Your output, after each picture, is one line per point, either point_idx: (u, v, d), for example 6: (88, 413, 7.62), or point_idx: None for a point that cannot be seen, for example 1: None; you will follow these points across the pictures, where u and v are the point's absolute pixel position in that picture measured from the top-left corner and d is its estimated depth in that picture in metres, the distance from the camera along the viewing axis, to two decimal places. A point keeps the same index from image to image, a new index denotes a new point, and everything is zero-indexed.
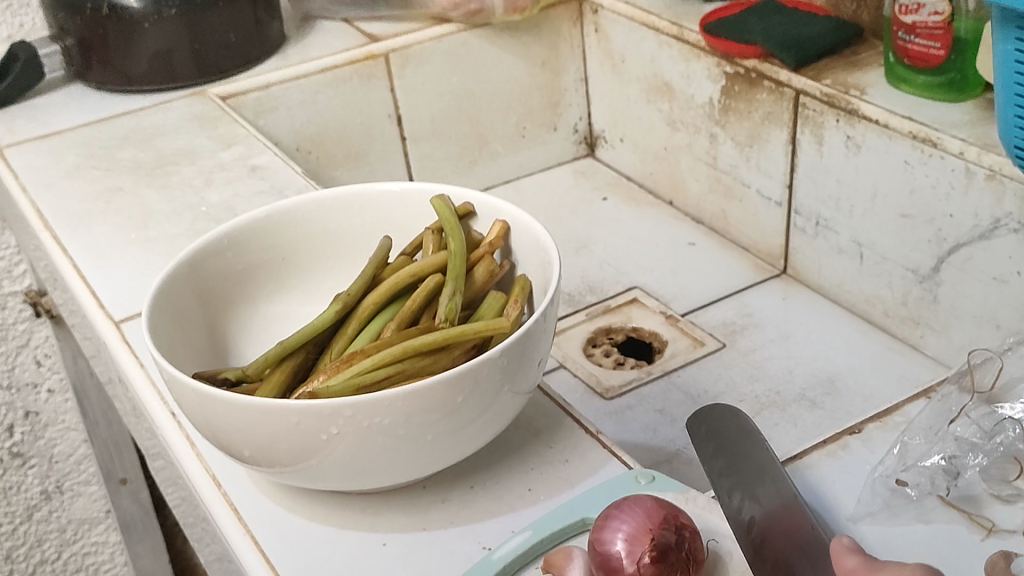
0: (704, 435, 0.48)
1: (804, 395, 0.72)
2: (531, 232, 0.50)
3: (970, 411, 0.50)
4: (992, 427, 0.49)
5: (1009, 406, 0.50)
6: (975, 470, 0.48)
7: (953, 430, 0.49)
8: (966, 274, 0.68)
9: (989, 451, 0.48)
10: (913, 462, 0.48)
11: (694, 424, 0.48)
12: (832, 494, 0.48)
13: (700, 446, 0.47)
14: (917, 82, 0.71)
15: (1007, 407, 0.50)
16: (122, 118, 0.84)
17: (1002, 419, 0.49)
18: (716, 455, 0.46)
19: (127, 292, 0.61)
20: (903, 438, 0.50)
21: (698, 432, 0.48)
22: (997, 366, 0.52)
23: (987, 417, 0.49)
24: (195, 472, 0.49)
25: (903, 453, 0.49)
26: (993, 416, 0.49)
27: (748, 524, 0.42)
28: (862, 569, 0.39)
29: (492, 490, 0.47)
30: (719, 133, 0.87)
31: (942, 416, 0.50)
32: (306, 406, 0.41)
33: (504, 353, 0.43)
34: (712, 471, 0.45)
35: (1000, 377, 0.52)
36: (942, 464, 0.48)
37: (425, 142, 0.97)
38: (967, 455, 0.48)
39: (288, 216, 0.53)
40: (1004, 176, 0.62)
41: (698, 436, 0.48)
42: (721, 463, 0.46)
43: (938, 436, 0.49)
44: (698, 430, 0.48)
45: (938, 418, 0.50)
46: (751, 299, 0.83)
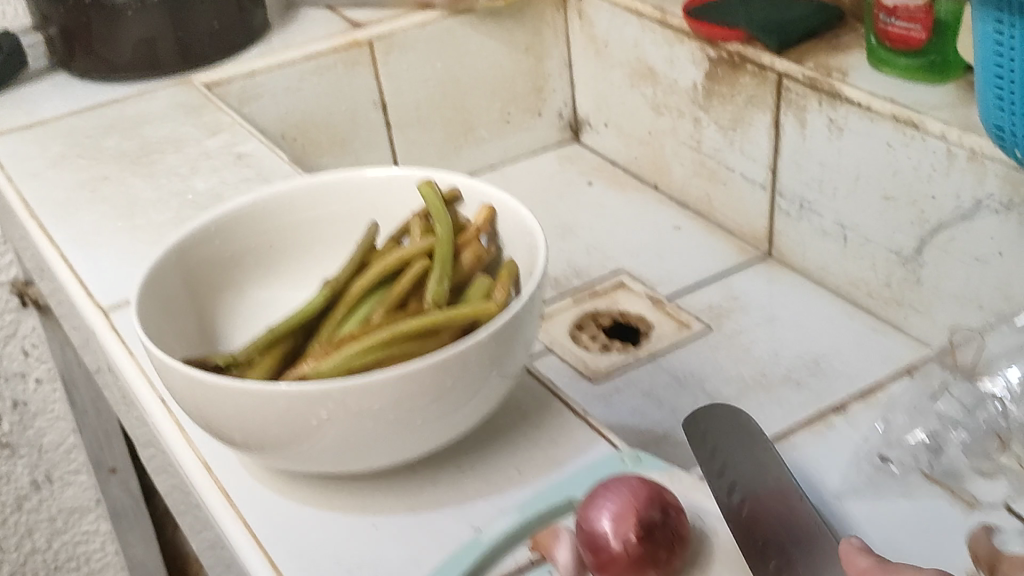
0: (704, 433, 0.47)
1: (789, 375, 0.72)
2: (518, 216, 0.50)
3: (953, 390, 0.52)
4: (973, 404, 0.50)
5: (990, 380, 0.51)
6: (957, 446, 0.49)
7: (936, 408, 0.51)
8: (948, 254, 0.69)
9: (971, 427, 0.50)
10: (897, 440, 0.50)
11: (694, 421, 0.48)
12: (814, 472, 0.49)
13: (695, 442, 0.47)
14: (898, 65, 0.71)
15: (987, 382, 0.51)
16: (106, 107, 0.83)
17: (983, 395, 0.51)
18: (716, 455, 0.46)
19: (116, 280, 0.61)
20: (887, 418, 0.52)
21: (694, 427, 0.48)
22: (978, 342, 0.53)
23: (969, 394, 0.51)
24: (185, 458, 0.49)
25: (887, 432, 0.51)
26: (974, 393, 0.51)
27: (751, 530, 0.41)
28: (875, 568, 0.37)
29: (481, 471, 0.48)
30: (703, 117, 0.87)
31: (926, 395, 0.53)
32: (296, 390, 0.41)
33: (491, 336, 0.43)
34: (712, 470, 0.44)
35: (980, 353, 0.53)
36: (925, 440, 0.49)
37: (411, 129, 0.97)
38: (948, 430, 0.50)
39: (275, 203, 0.53)
40: (985, 157, 0.63)
41: (694, 436, 0.47)
42: (719, 466, 0.45)
43: (921, 414, 0.51)
44: (695, 430, 0.47)
45: (921, 398, 0.52)
46: (736, 282, 0.84)
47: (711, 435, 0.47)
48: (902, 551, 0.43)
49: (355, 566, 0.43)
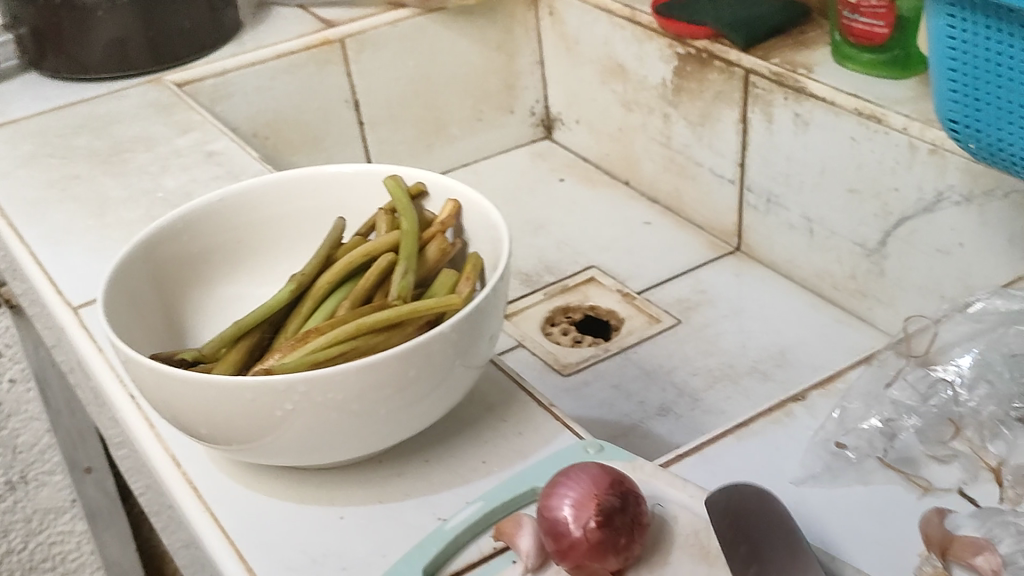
0: (729, 519, 0.41)
1: (756, 367, 0.73)
2: (482, 210, 0.51)
3: (907, 375, 0.52)
4: (927, 389, 0.51)
5: (942, 366, 0.52)
6: (911, 432, 0.50)
7: (891, 394, 0.52)
8: (911, 246, 0.70)
9: (923, 413, 0.50)
10: (853, 426, 0.51)
11: (718, 503, 0.41)
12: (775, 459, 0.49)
13: (721, 531, 0.40)
14: (862, 60, 0.72)
15: (939, 367, 0.52)
16: (77, 106, 0.84)
17: (936, 380, 0.51)
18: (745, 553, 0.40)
19: (86, 278, 0.62)
20: (843, 403, 0.52)
21: (716, 507, 0.41)
22: (932, 330, 0.54)
23: (922, 379, 0.52)
24: (153, 453, 0.50)
25: (843, 417, 0.51)
26: (928, 378, 0.52)
27: None
28: None
29: (447, 462, 0.48)
30: (672, 113, 0.88)
31: (880, 381, 0.53)
32: (260, 383, 0.41)
33: (454, 328, 0.44)
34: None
35: (935, 341, 0.54)
36: (879, 426, 0.50)
37: (383, 127, 0.97)
38: (902, 417, 0.50)
39: (242, 200, 0.53)
40: (946, 151, 0.64)
41: (720, 522, 0.41)
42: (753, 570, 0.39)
43: (876, 400, 0.52)
44: (721, 513, 0.41)
45: (876, 383, 0.53)
46: (705, 275, 0.85)
47: (737, 519, 0.41)
48: (859, 536, 0.44)
49: (321, 556, 0.44)
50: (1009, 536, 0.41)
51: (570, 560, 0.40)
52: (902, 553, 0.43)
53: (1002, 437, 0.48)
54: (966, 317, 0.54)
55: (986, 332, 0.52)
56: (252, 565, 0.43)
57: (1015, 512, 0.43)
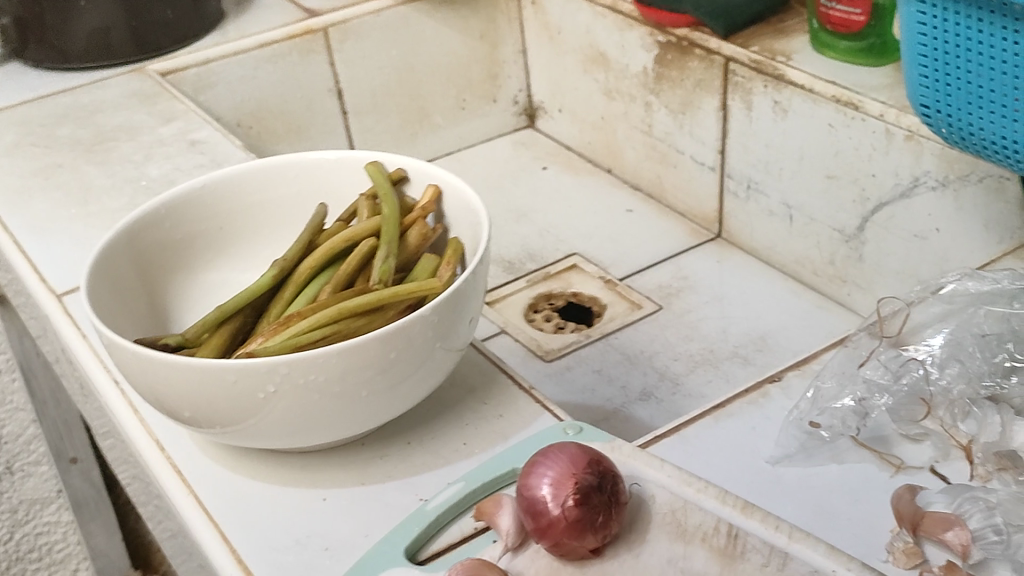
0: None
1: (737, 351, 0.74)
2: (462, 196, 0.51)
3: (879, 355, 0.53)
4: (899, 368, 0.51)
5: (915, 346, 0.52)
6: (883, 411, 0.50)
7: (863, 373, 0.52)
8: (888, 232, 0.71)
9: (895, 392, 0.51)
10: (826, 404, 0.51)
11: None
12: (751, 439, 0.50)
13: None
14: (840, 48, 0.73)
15: (912, 347, 0.52)
16: (60, 95, 0.84)
17: (908, 359, 0.52)
18: None
19: (70, 265, 0.62)
20: (816, 383, 0.53)
21: None
22: (905, 312, 0.54)
23: (894, 359, 0.52)
24: (137, 436, 0.50)
25: (816, 397, 0.52)
26: (900, 358, 0.52)
27: None
28: None
29: (429, 445, 0.49)
30: (654, 101, 0.88)
31: (854, 361, 0.54)
32: (242, 365, 0.42)
33: (434, 311, 0.44)
34: None
35: (907, 321, 0.54)
36: (852, 405, 0.51)
37: (367, 116, 0.98)
38: (874, 396, 0.51)
39: (224, 186, 0.54)
40: (922, 137, 0.65)
41: None
42: None
43: (849, 379, 0.52)
44: None
45: (849, 363, 0.54)
46: (687, 262, 0.85)
47: None
48: (834, 514, 0.46)
49: (304, 537, 0.44)
50: (978, 511, 0.42)
51: (548, 538, 0.40)
52: (873, 529, 0.44)
53: (972, 415, 0.48)
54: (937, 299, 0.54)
55: (957, 313, 0.52)
56: (236, 546, 0.44)
57: (984, 488, 0.44)
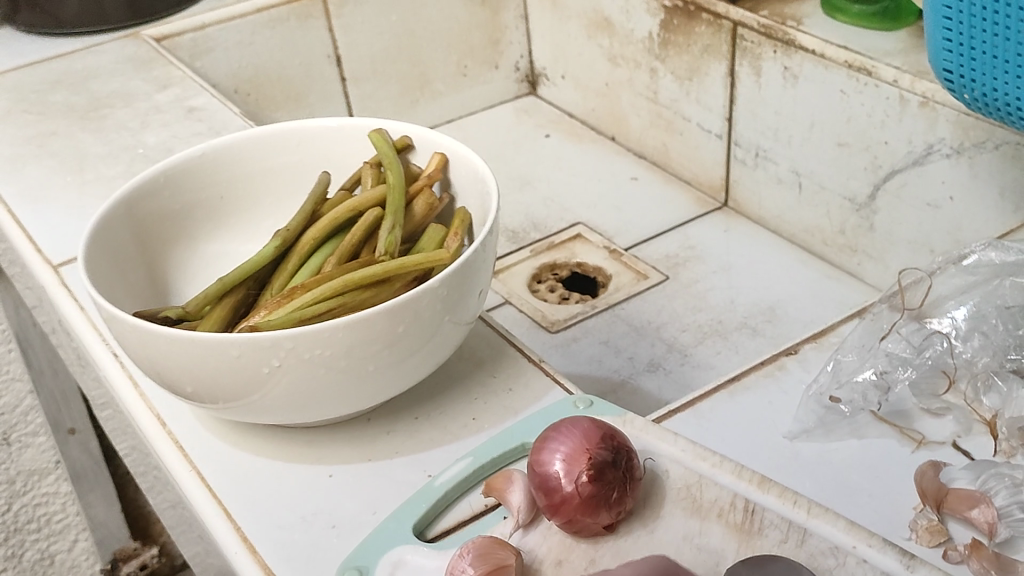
0: None
1: (745, 322, 0.73)
2: (469, 164, 0.50)
3: (901, 328, 0.51)
4: (922, 342, 0.50)
5: (938, 319, 0.51)
6: (905, 385, 0.49)
7: (884, 346, 0.51)
8: (900, 200, 0.70)
9: (918, 365, 0.49)
10: (847, 378, 0.50)
11: None
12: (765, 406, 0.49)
13: None
14: (851, 12, 0.72)
15: (935, 320, 0.51)
16: (54, 60, 0.82)
17: (931, 333, 0.50)
18: None
19: (67, 235, 0.61)
20: (837, 355, 0.52)
21: None
22: (927, 283, 0.53)
23: (917, 333, 0.51)
24: (138, 412, 0.49)
25: (837, 370, 0.51)
26: (922, 331, 0.51)
27: None
28: None
29: (436, 420, 0.48)
30: (659, 67, 0.87)
31: (874, 334, 0.52)
32: (247, 339, 0.41)
33: (443, 284, 0.43)
34: None
35: (929, 294, 0.53)
36: (873, 378, 0.49)
37: (366, 83, 0.96)
38: (896, 369, 0.50)
39: (225, 154, 0.52)
40: (937, 103, 0.63)
41: None
42: None
43: (870, 352, 0.51)
44: None
45: (870, 336, 0.52)
46: (693, 231, 0.84)
47: None
48: (854, 491, 0.44)
49: (310, 514, 0.43)
50: (1004, 488, 0.41)
51: (562, 515, 0.39)
52: (896, 506, 0.43)
53: (996, 389, 0.47)
54: (959, 269, 0.52)
55: (981, 285, 0.51)
56: (240, 524, 0.43)
57: (1009, 464, 0.43)
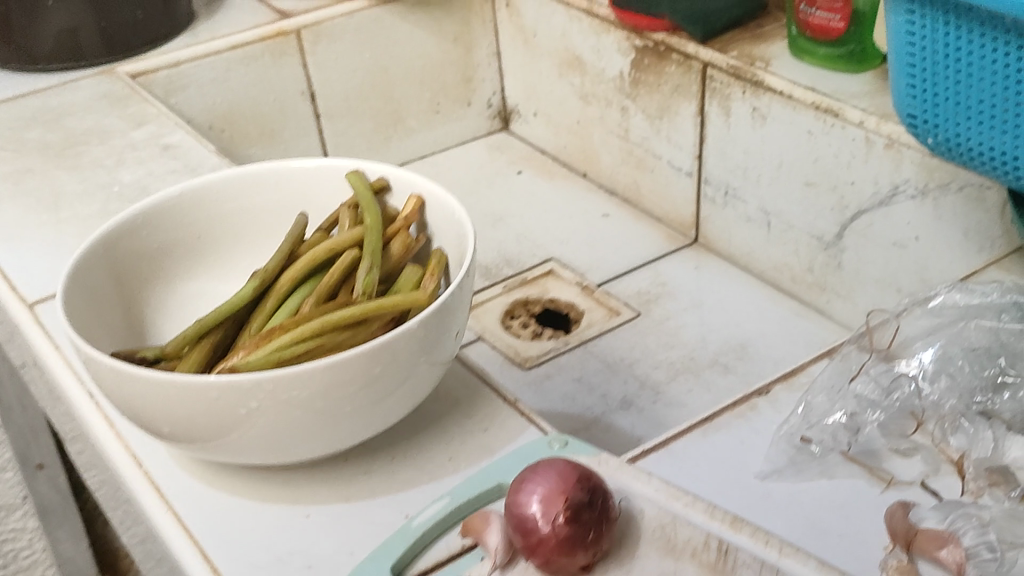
0: None
1: (717, 360, 0.74)
2: (446, 206, 0.51)
3: (870, 369, 0.52)
4: (890, 383, 0.51)
5: (906, 361, 0.51)
6: (874, 426, 0.50)
7: (854, 388, 0.51)
8: (868, 240, 0.71)
9: (886, 408, 0.50)
10: (817, 420, 0.51)
11: None
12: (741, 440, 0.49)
13: None
14: (818, 54, 0.73)
15: (904, 363, 0.52)
16: (29, 97, 0.82)
17: (899, 375, 0.51)
18: None
19: (42, 273, 0.61)
20: (808, 397, 0.52)
21: None
22: (894, 324, 0.54)
23: (885, 373, 0.51)
24: (114, 451, 0.49)
25: (808, 412, 0.51)
26: (891, 373, 0.51)
27: None
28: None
29: (413, 460, 0.48)
30: (630, 106, 0.88)
31: (844, 374, 0.53)
32: (225, 381, 0.41)
33: (421, 326, 0.44)
34: None
35: (897, 335, 0.54)
36: (843, 421, 0.50)
37: (340, 119, 0.96)
38: (866, 411, 0.50)
39: (202, 195, 0.53)
40: (902, 145, 0.65)
41: None
42: None
43: (841, 393, 0.51)
44: None
45: (839, 376, 0.53)
46: (664, 268, 0.85)
47: None
48: (824, 531, 0.45)
49: (287, 555, 0.43)
50: (971, 528, 0.41)
51: (539, 556, 0.40)
52: (867, 546, 0.44)
53: (963, 430, 0.48)
54: (926, 311, 0.53)
55: (946, 327, 0.52)
56: (218, 564, 0.43)
57: (976, 505, 0.43)
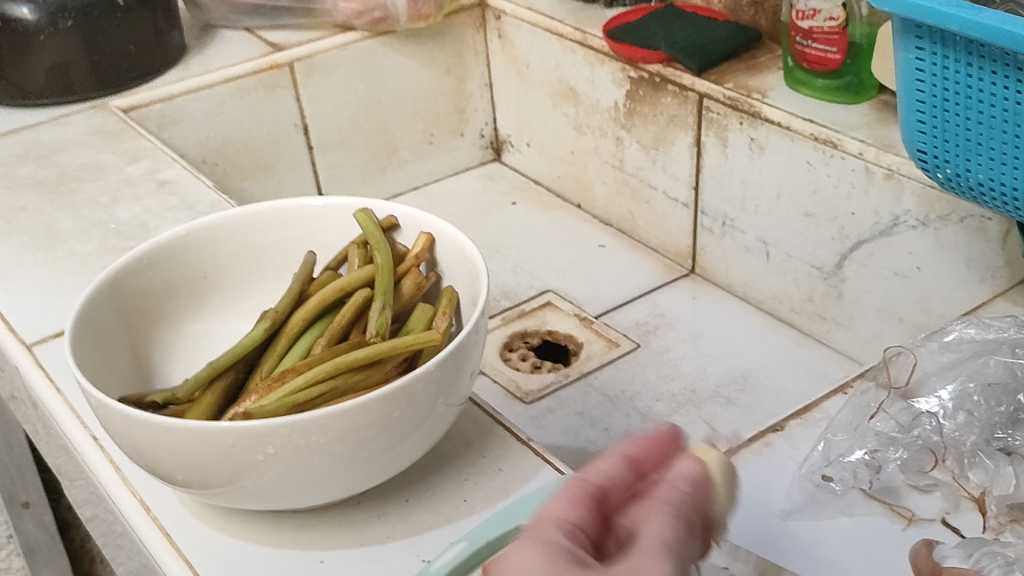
0: None
1: (719, 391, 0.74)
2: (457, 244, 0.50)
3: (889, 407, 0.50)
4: (910, 421, 0.49)
5: (925, 399, 0.50)
6: (896, 463, 0.49)
7: (873, 425, 0.50)
8: (868, 269, 0.71)
9: (908, 445, 0.49)
10: (836, 458, 0.49)
11: None
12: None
13: None
14: (816, 85, 0.73)
15: (922, 400, 0.50)
16: (20, 132, 0.81)
17: (919, 412, 0.50)
18: None
19: (40, 314, 0.60)
20: (828, 435, 0.51)
21: None
22: (911, 359, 0.52)
23: (905, 412, 0.50)
24: (120, 496, 0.48)
25: (827, 449, 0.50)
26: (910, 410, 0.50)
27: None
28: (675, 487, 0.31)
29: (428, 501, 0.47)
30: (625, 136, 0.88)
31: (862, 412, 0.51)
32: (242, 427, 0.40)
33: (438, 367, 0.43)
34: None
35: (915, 371, 0.52)
36: (864, 458, 0.49)
37: (333, 151, 0.96)
38: (887, 449, 0.49)
39: (209, 234, 0.52)
40: (902, 175, 0.65)
41: None
42: None
43: (859, 431, 0.50)
44: None
45: (857, 414, 0.51)
46: (662, 298, 0.85)
47: None
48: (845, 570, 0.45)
49: None
50: (997, 567, 0.41)
51: None
52: None
53: (981, 465, 0.47)
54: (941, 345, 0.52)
55: (965, 361, 0.51)
56: None
57: (1000, 543, 0.43)
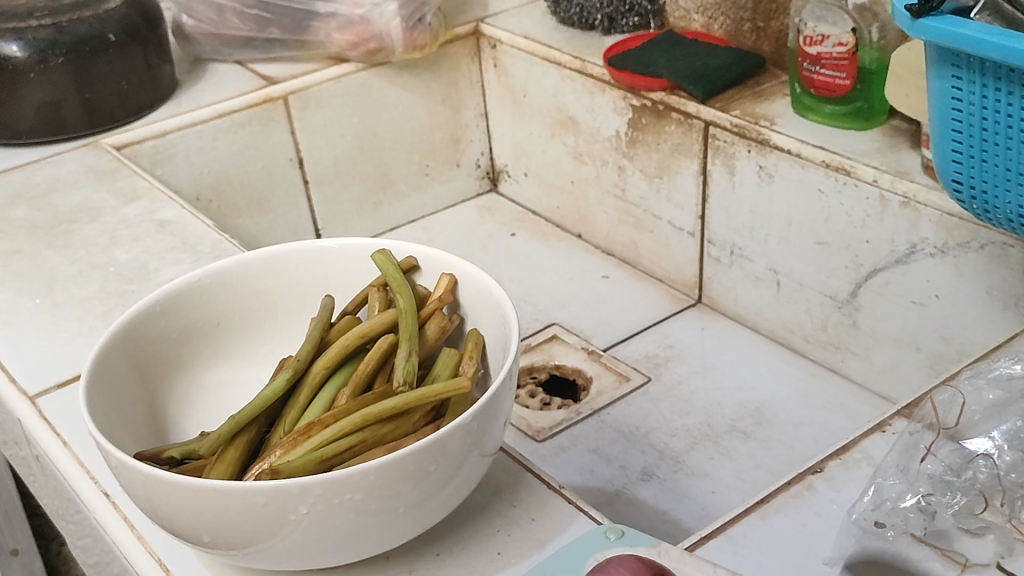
0: None
1: (735, 426, 0.72)
2: (482, 285, 0.49)
3: (938, 449, 0.46)
4: (962, 462, 0.45)
5: (976, 440, 0.46)
6: (952, 509, 0.43)
7: (924, 468, 0.46)
8: (884, 298, 0.70)
9: (963, 489, 0.44)
10: (888, 505, 0.45)
11: None
12: (802, 516, 0.47)
13: None
14: (823, 111, 0.73)
15: (973, 441, 0.46)
16: (10, 173, 0.79)
17: (972, 454, 0.45)
18: None
19: (42, 364, 0.57)
20: (877, 480, 0.47)
21: None
22: (959, 398, 0.49)
23: (956, 453, 0.46)
24: (137, 557, 0.46)
25: (879, 494, 0.46)
26: (961, 452, 0.45)
27: None
28: None
29: (460, 555, 0.45)
30: (627, 165, 0.87)
31: (910, 454, 0.47)
32: (274, 487, 0.38)
33: (474, 418, 0.41)
34: None
35: (964, 412, 0.48)
36: (918, 504, 0.44)
37: (329, 185, 0.94)
38: (943, 493, 0.44)
39: (221, 279, 0.50)
40: (919, 203, 0.64)
41: None
42: None
43: (911, 476, 0.45)
44: None
45: (905, 456, 0.47)
46: (670, 330, 0.84)
47: None
48: None
49: None
50: None
51: None
52: None
53: None
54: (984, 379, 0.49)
55: (1015, 401, 0.47)
56: None
57: None
